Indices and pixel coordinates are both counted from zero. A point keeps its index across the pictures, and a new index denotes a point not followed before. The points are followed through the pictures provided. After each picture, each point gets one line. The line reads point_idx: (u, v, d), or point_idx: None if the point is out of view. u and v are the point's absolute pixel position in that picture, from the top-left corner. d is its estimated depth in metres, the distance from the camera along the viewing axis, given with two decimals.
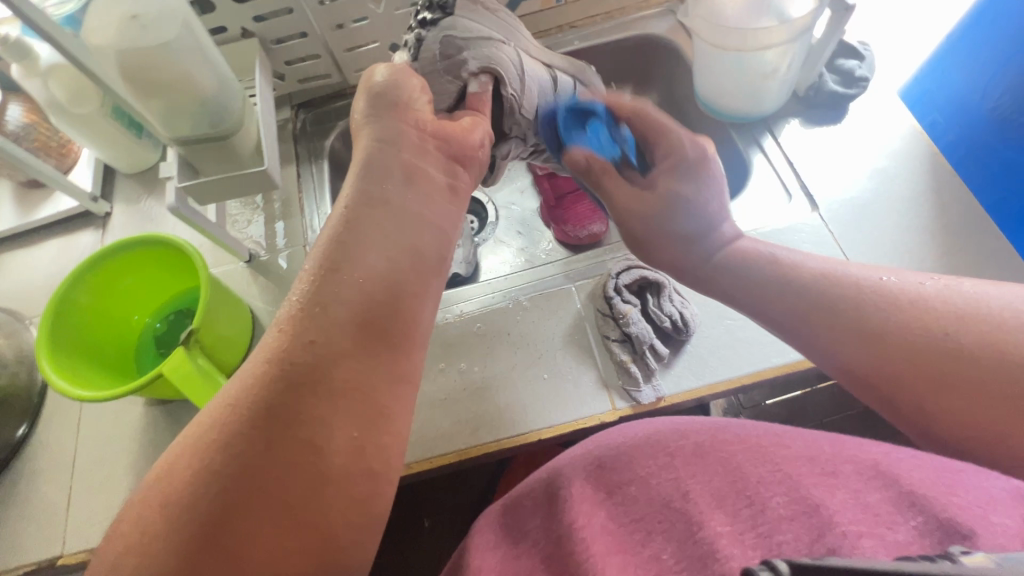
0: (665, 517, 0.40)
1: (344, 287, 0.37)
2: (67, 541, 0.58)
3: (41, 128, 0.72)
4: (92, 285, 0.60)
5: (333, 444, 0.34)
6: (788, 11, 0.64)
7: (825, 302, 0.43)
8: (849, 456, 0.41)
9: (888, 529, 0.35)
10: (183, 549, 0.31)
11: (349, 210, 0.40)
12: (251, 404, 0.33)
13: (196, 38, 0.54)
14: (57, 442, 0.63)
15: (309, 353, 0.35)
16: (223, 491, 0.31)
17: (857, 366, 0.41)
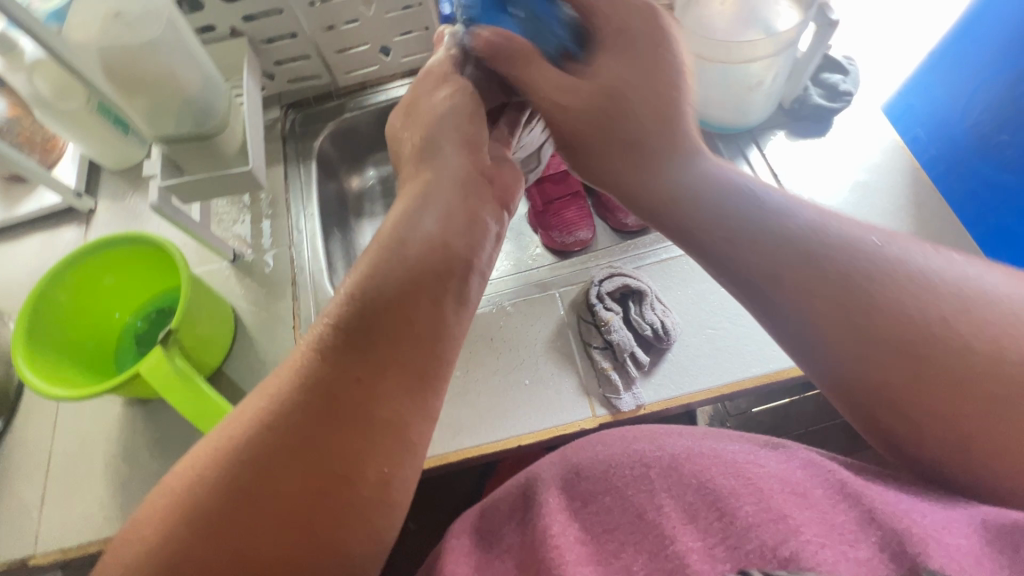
0: (638, 530, 0.41)
1: (375, 319, 0.37)
2: (39, 541, 0.57)
3: (24, 123, 0.71)
4: (72, 282, 0.59)
5: (360, 478, 0.35)
6: (774, 24, 0.65)
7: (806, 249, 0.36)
8: (818, 474, 0.42)
9: (849, 547, 0.36)
10: (214, 558, 0.32)
11: (397, 245, 0.39)
12: (284, 429, 0.35)
13: (180, 36, 0.54)
14: (34, 440, 0.62)
15: (357, 392, 0.36)
16: (253, 508, 0.33)
17: (852, 364, 0.35)
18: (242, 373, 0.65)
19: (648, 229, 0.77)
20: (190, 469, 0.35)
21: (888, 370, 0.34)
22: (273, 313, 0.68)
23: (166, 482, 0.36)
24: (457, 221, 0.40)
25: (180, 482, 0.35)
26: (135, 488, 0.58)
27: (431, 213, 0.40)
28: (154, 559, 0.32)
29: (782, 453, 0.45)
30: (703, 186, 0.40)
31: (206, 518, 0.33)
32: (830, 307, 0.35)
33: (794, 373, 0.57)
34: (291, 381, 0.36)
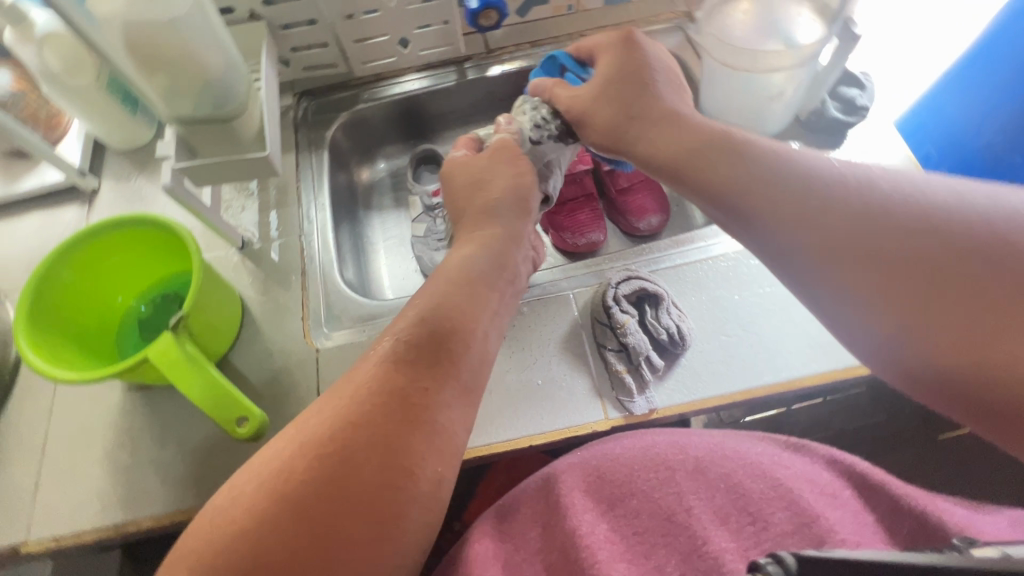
0: (668, 531, 0.42)
1: (436, 334, 0.44)
2: (32, 529, 0.55)
3: (30, 97, 0.69)
4: (77, 262, 0.57)
5: (421, 471, 0.39)
6: (794, 36, 0.64)
7: (880, 224, 0.35)
8: (835, 466, 0.46)
9: (881, 543, 0.41)
10: (297, 536, 0.35)
11: (460, 290, 0.48)
12: (354, 424, 0.39)
13: (205, 16, 0.53)
14: (29, 424, 0.60)
15: (422, 397, 0.41)
16: (322, 496, 0.37)
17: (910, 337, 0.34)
18: (247, 362, 0.63)
19: (659, 235, 0.77)
20: (261, 467, 0.38)
21: (967, 336, 0.32)
22: (280, 303, 0.67)
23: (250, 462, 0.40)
24: (498, 269, 0.52)
25: (254, 478, 0.38)
26: (134, 477, 0.57)
27: (483, 256, 0.51)
28: (245, 530, 0.35)
29: (800, 448, 0.48)
30: (746, 180, 0.41)
31: (281, 509, 0.36)
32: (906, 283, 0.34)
33: (804, 383, 0.58)
34: (369, 385, 0.41)
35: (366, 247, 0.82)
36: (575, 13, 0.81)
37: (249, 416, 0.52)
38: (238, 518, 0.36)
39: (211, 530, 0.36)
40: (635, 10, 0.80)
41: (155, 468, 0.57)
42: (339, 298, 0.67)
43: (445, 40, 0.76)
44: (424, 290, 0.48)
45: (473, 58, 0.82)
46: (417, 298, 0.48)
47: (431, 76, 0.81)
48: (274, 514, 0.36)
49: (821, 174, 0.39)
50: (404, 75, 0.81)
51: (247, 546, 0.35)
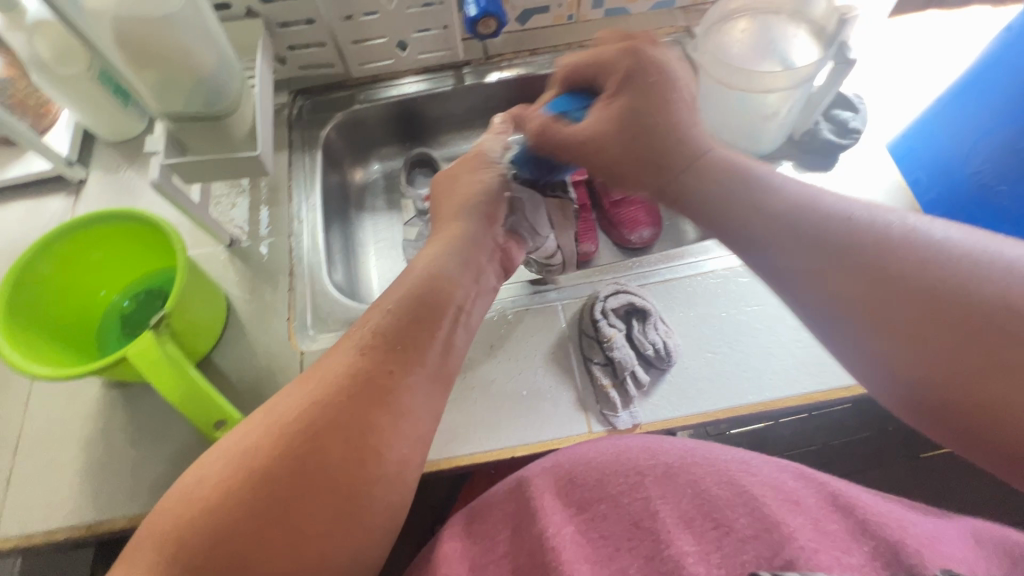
0: (636, 535, 0.42)
1: (404, 322, 0.45)
2: (1, 526, 0.54)
3: (20, 84, 0.68)
4: (58, 255, 0.57)
5: (386, 452, 0.40)
6: (791, 57, 0.65)
7: (846, 254, 0.38)
8: (810, 484, 0.44)
9: (842, 553, 0.38)
10: (264, 520, 0.36)
11: (436, 274, 0.49)
12: (318, 407, 0.39)
13: (200, 13, 0.52)
14: (3, 418, 0.59)
15: (390, 381, 0.42)
16: (289, 477, 0.37)
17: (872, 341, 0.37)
18: (230, 362, 0.62)
19: (650, 248, 0.78)
20: (228, 446, 0.39)
21: (908, 338, 0.35)
22: (266, 303, 0.66)
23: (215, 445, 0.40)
24: (471, 272, 0.51)
25: (222, 457, 0.38)
26: (109, 475, 0.56)
27: (451, 256, 0.51)
28: (203, 519, 0.36)
29: (776, 462, 0.46)
30: (718, 195, 0.44)
31: (248, 486, 0.36)
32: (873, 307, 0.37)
33: (785, 404, 0.58)
34: (340, 370, 0.42)
35: (356, 249, 0.81)
36: (576, 23, 0.81)
37: (228, 419, 0.51)
38: (205, 501, 0.36)
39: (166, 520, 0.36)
40: (634, 22, 0.80)
41: (131, 468, 0.56)
42: (326, 300, 0.66)
43: (444, 44, 0.76)
44: (395, 282, 0.49)
45: (471, 63, 0.81)
46: (391, 289, 0.48)
47: (429, 80, 0.81)
48: (243, 493, 0.36)
49: (793, 197, 0.41)
50: (401, 77, 0.81)
51: (212, 525, 0.35)
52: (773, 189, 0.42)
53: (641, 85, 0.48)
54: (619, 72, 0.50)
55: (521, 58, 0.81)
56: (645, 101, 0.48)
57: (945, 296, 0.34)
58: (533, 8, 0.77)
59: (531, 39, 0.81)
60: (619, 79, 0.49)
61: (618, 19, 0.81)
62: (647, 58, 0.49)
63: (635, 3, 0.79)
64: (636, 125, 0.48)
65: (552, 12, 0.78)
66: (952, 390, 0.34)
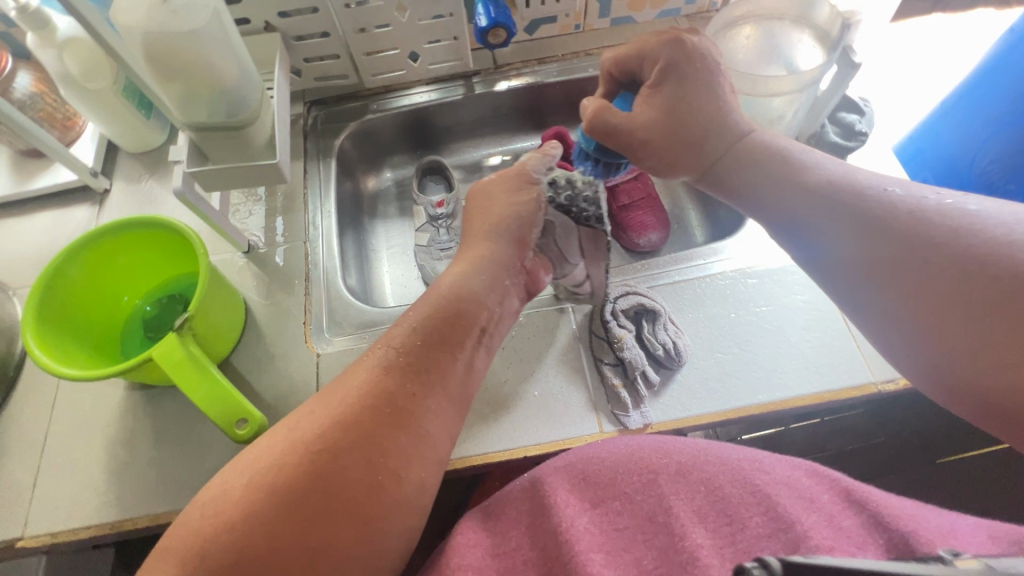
0: (649, 529, 0.43)
1: (431, 345, 0.47)
2: (28, 525, 0.56)
3: (48, 99, 0.71)
4: (87, 261, 0.59)
5: (405, 475, 0.42)
6: (796, 62, 0.67)
7: (872, 219, 0.42)
8: (823, 481, 0.44)
9: (856, 548, 0.39)
10: (287, 536, 0.37)
11: (457, 298, 0.50)
12: (343, 425, 0.41)
13: (224, 28, 0.55)
14: (31, 418, 0.61)
15: (412, 403, 0.44)
16: (315, 492, 0.38)
17: (917, 328, 0.40)
18: (248, 365, 0.64)
19: (659, 251, 0.79)
20: (253, 462, 0.40)
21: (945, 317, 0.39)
22: (283, 307, 0.68)
23: (241, 458, 0.41)
24: (484, 278, 0.52)
25: (246, 473, 0.39)
26: (132, 476, 0.57)
27: (478, 276, 0.52)
28: (224, 535, 0.37)
29: (786, 459, 0.47)
30: (763, 174, 0.48)
31: (272, 503, 0.38)
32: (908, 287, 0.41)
33: (796, 403, 0.58)
34: (363, 389, 0.43)
35: (369, 254, 0.83)
36: (582, 32, 0.83)
37: (248, 417, 0.52)
38: (230, 515, 0.37)
39: (192, 534, 0.37)
40: (640, 30, 0.82)
41: (153, 468, 0.58)
42: (341, 304, 0.68)
43: (455, 54, 0.78)
44: (417, 301, 0.50)
45: (481, 73, 0.83)
46: (412, 309, 0.49)
47: (440, 89, 0.83)
48: (266, 509, 0.37)
49: (819, 172, 0.46)
50: (412, 88, 0.83)
51: (237, 538, 0.37)
52: (804, 171, 0.47)
53: (682, 74, 0.48)
54: (661, 61, 0.49)
55: (530, 66, 0.83)
56: (692, 76, 0.48)
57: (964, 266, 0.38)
58: (541, 18, 0.79)
59: (538, 49, 0.83)
60: (659, 69, 0.49)
61: (624, 28, 0.83)
62: (691, 47, 0.48)
63: (640, 11, 0.81)
64: (679, 106, 0.48)
65: (559, 21, 0.80)
66: (981, 360, 0.37)
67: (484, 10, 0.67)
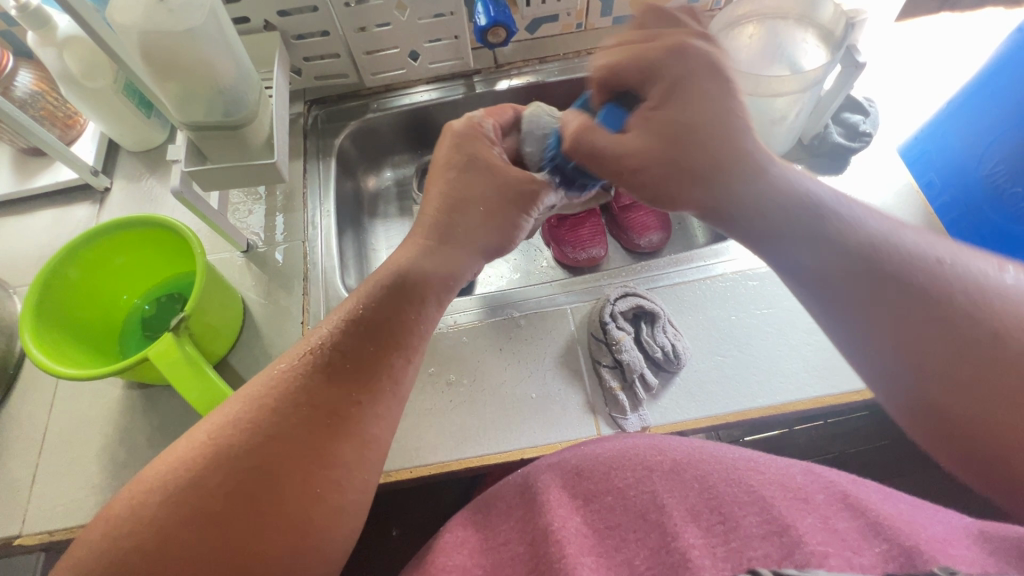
0: (641, 528, 0.42)
1: (376, 341, 0.45)
2: (26, 522, 0.56)
3: (49, 97, 0.71)
4: (85, 259, 0.59)
5: (345, 483, 0.41)
6: (800, 61, 0.66)
7: (868, 266, 0.40)
8: (818, 483, 0.43)
9: (852, 553, 0.37)
10: (212, 544, 0.37)
11: (392, 291, 0.47)
12: (270, 432, 0.40)
13: (221, 26, 0.54)
14: (30, 417, 0.61)
15: (352, 408, 0.43)
16: (240, 501, 0.38)
17: (903, 375, 0.38)
18: (247, 364, 0.64)
19: (660, 252, 0.78)
20: (176, 467, 0.39)
21: (943, 376, 0.37)
22: (282, 307, 0.68)
23: (162, 460, 0.40)
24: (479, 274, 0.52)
25: (168, 483, 0.38)
26: (130, 475, 0.57)
27: (426, 258, 0.49)
28: (142, 541, 0.36)
29: (783, 461, 0.46)
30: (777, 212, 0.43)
31: (195, 511, 0.37)
32: (879, 305, 0.39)
33: (797, 408, 0.58)
34: (296, 394, 0.42)
35: (368, 254, 0.83)
36: (584, 31, 0.82)
37: None
38: (145, 526, 0.37)
39: (108, 537, 0.37)
40: None
41: None
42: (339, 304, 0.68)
43: (455, 53, 0.78)
44: (355, 290, 0.48)
45: (482, 72, 0.83)
46: (349, 301, 0.48)
47: (440, 89, 0.83)
48: (190, 520, 0.37)
49: (811, 205, 0.43)
50: (413, 87, 0.83)
51: (157, 547, 0.36)
52: (801, 198, 0.43)
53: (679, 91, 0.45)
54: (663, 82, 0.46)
55: (532, 66, 0.83)
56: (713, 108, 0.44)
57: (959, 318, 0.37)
58: (543, 16, 0.77)
59: (539, 48, 0.82)
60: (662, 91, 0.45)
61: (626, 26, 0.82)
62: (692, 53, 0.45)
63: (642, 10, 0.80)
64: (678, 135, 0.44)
65: (561, 20, 0.79)
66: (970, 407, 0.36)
67: (484, 8, 0.66)
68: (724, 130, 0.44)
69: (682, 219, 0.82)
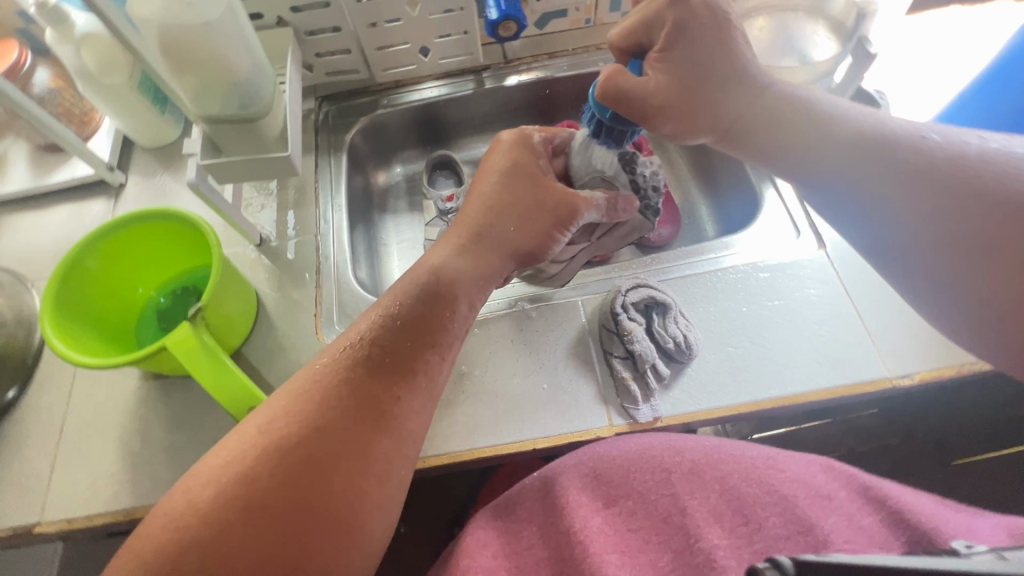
0: (664, 530, 0.43)
1: (417, 337, 0.47)
2: (45, 511, 0.57)
3: (66, 94, 0.72)
4: (103, 252, 0.59)
5: (387, 477, 0.43)
6: (811, 54, 0.65)
7: (922, 168, 0.46)
8: (839, 477, 0.44)
9: (879, 548, 0.40)
10: (266, 536, 0.39)
11: (427, 290, 0.48)
12: (313, 428, 0.42)
13: (237, 21, 0.55)
14: (47, 407, 0.62)
15: (391, 403, 0.44)
16: (291, 495, 0.40)
17: (958, 276, 0.46)
18: (260, 355, 0.65)
19: (669, 246, 0.78)
20: (228, 461, 0.41)
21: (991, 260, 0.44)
22: (294, 299, 0.68)
23: (212, 458, 0.42)
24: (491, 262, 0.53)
25: (220, 479, 0.40)
26: (146, 465, 0.58)
27: (459, 258, 0.51)
28: (201, 533, 0.38)
29: (802, 456, 0.46)
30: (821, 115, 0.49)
31: (248, 504, 0.39)
32: (932, 197, 0.46)
33: (809, 399, 0.58)
34: (338, 389, 0.44)
35: (379, 249, 0.83)
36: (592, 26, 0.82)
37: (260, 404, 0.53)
38: (196, 518, 0.39)
39: (167, 530, 0.39)
40: None
41: (166, 457, 0.58)
42: (352, 297, 0.68)
43: (465, 49, 0.78)
44: (390, 287, 0.50)
45: (492, 67, 0.83)
46: (385, 298, 0.49)
47: (450, 84, 0.83)
48: (245, 513, 0.39)
49: (853, 124, 0.48)
50: (423, 83, 0.83)
51: (215, 539, 0.38)
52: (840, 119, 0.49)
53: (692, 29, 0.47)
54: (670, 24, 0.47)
55: (541, 61, 0.83)
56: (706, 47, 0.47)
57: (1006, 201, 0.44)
58: (550, 12, 0.78)
59: (547, 44, 0.82)
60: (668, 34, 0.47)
61: None
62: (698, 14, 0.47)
63: None
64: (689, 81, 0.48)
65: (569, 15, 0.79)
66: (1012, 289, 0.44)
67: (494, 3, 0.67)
68: (748, 75, 0.49)
69: (692, 213, 0.82)
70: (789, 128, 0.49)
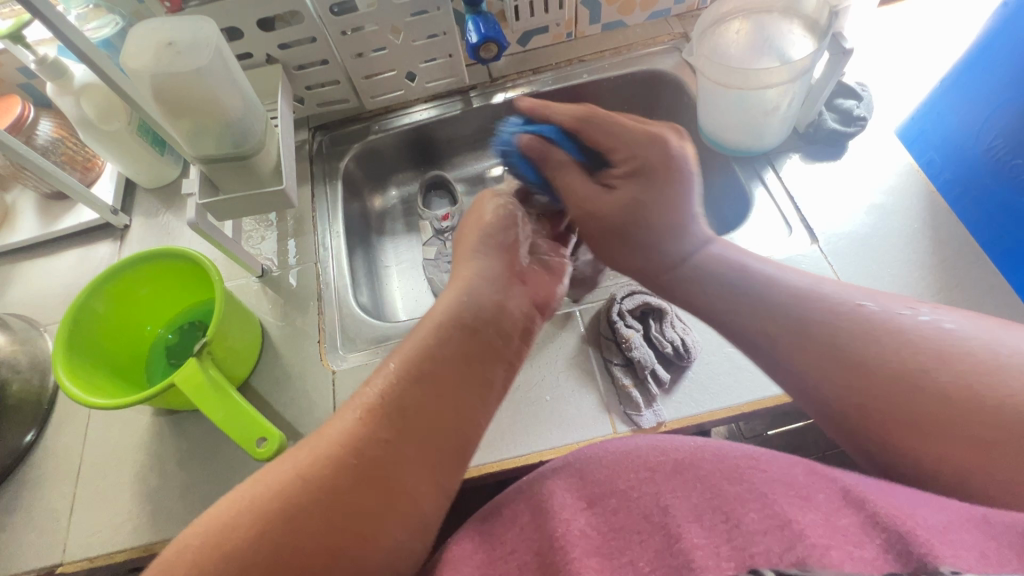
0: (646, 530, 0.37)
1: (447, 400, 0.41)
2: (67, 550, 0.58)
3: (68, 143, 0.75)
4: (110, 293, 0.61)
5: (379, 541, 0.36)
6: (789, 53, 0.68)
7: (792, 316, 0.42)
8: (824, 480, 0.38)
9: (854, 548, 0.32)
10: None
11: (440, 332, 0.44)
12: (314, 492, 0.35)
13: (226, 63, 0.58)
14: (65, 447, 0.64)
15: (390, 455, 0.38)
16: (263, 559, 0.33)
17: (827, 401, 0.39)
18: (267, 384, 0.66)
19: None
20: (215, 514, 0.35)
21: (859, 403, 0.37)
22: (297, 328, 0.69)
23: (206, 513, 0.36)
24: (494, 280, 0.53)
25: (201, 531, 0.34)
26: (163, 498, 0.59)
27: (471, 297, 0.46)
28: None
29: (784, 456, 0.41)
30: (708, 276, 0.47)
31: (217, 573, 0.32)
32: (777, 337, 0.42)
33: None
34: (338, 440, 0.38)
35: (380, 271, 0.85)
36: (574, 40, 0.84)
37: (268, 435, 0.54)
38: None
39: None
40: (631, 33, 0.83)
41: (183, 490, 0.60)
42: (354, 321, 0.69)
43: (450, 71, 0.80)
44: (407, 333, 0.45)
45: (478, 87, 0.85)
46: (400, 345, 0.44)
47: (438, 106, 0.85)
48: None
49: (755, 268, 0.45)
50: (412, 106, 0.85)
51: None
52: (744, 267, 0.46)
53: (650, 181, 0.52)
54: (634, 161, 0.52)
55: (525, 77, 0.84)
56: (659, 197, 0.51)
57: (893, 377, 0.37)
58: (532, 29, 0.81)
59: (532, 60, 0.84)
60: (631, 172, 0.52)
61: (616, 32, 0.84)
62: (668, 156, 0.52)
63: (630, 15, 0.82)
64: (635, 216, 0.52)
65: (551, 31, 0.82)
66: (929, 458, 0.35)
67: (507, 129, 0.57)
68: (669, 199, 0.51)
69: None
70: (737, 275, 0.46)
